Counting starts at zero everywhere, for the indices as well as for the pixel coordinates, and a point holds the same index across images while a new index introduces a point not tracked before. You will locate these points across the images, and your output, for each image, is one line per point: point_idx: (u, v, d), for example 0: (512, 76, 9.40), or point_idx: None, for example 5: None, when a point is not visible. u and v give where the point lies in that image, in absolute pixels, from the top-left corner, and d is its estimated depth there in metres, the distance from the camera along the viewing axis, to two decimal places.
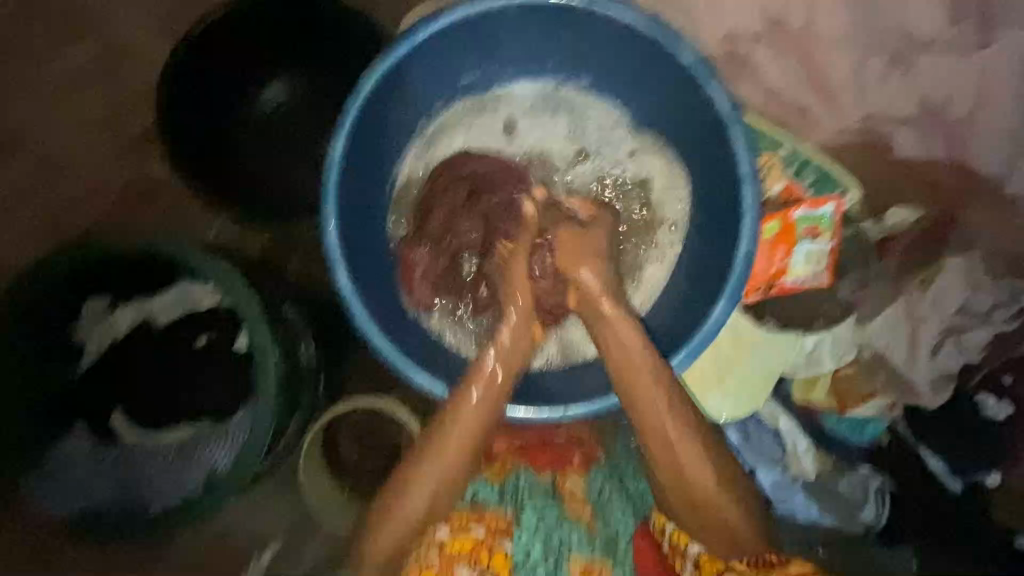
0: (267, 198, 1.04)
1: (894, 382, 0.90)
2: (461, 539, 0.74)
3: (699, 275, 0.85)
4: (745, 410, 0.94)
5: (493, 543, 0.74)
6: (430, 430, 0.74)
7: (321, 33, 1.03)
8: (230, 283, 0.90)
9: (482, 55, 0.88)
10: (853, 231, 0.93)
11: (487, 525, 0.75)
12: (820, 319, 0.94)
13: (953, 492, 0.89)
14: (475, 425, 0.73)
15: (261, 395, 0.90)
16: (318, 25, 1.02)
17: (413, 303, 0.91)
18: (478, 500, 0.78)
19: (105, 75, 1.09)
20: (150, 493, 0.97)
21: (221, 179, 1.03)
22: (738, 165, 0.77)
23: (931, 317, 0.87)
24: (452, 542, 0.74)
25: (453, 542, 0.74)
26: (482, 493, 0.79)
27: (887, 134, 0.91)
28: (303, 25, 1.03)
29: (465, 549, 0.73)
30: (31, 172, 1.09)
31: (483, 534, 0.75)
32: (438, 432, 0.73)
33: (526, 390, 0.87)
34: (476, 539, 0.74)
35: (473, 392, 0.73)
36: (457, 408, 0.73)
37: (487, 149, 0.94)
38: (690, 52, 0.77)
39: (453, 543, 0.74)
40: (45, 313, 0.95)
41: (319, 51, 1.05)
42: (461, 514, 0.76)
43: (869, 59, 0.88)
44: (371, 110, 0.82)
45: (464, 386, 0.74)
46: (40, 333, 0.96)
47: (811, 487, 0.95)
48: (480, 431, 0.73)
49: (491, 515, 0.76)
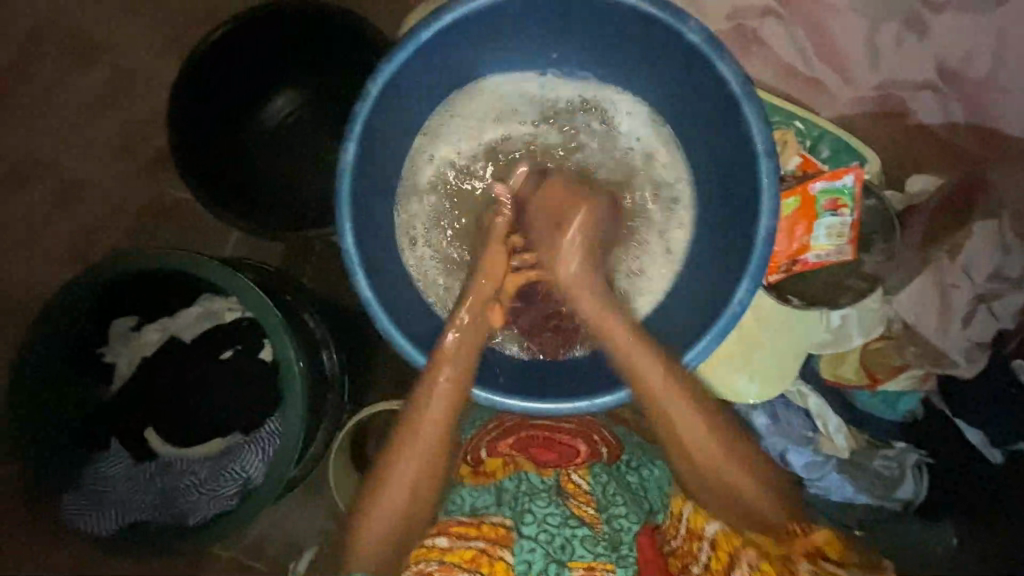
0: (291, 204, 1.06)
1: (925, 354, 0.88)
2: (462, 550, 0.71)
3: (720, 252, 0.84)
4: (774, 390, 0.93)
5: (493, 551, 0.71)
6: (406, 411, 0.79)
7: (330, 47, 1.02)
8: (250, 295, 0.87)
9: (483, 48, 0.87)
10: (875, 201, 0.91)
11: (488, 534, 0.72)
12: (847, 294, 0.92)
13: (995, 463, 0.86)
14: (436, 429, 0.78)
15: (288, 409, 0.89)
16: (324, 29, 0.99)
17: (439, 300, 0.93)
18: (478, 508, 0.75)
19: (116, 100, 1.10)
20: (187, 505, 0.99)
21: (223, 173, 1.04)
22: (754, 142, 0.76)
23: (965, 284, 0.85)
24: (453, 552, 0.71)
25: (452, 553, 0.71)
26: (480, 501, 0.76)
27: (905, 99, 0.91)
28: (319, 34, 1.00)
29: (466, 558, 0.70)
30: (49, 199, 1.10)
31: (483, 543, 0.71)
32: (414, 409, 0.78)
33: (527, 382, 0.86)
34: (477, 549, 0.71)
35: (443, 368, 0.79)
36: (430, 383, 0.79)
37: (491, 138, 0.95)
38: (696, 31, 0.75)
39: (452, 553, 0.71)
40: (85, 323, 0.96)
41: (333, 63, 1.05)
42: (460, 524, 0.73)
43: (881, 25, 0.88)
44: (381, 112, 0.82)
45: (434, 361, 0.80)
46: (80, 334, 0.96)
47: (844, 465, 0.93)
48: (453, 406, 0.79)
49: (490, 522, 0.73)
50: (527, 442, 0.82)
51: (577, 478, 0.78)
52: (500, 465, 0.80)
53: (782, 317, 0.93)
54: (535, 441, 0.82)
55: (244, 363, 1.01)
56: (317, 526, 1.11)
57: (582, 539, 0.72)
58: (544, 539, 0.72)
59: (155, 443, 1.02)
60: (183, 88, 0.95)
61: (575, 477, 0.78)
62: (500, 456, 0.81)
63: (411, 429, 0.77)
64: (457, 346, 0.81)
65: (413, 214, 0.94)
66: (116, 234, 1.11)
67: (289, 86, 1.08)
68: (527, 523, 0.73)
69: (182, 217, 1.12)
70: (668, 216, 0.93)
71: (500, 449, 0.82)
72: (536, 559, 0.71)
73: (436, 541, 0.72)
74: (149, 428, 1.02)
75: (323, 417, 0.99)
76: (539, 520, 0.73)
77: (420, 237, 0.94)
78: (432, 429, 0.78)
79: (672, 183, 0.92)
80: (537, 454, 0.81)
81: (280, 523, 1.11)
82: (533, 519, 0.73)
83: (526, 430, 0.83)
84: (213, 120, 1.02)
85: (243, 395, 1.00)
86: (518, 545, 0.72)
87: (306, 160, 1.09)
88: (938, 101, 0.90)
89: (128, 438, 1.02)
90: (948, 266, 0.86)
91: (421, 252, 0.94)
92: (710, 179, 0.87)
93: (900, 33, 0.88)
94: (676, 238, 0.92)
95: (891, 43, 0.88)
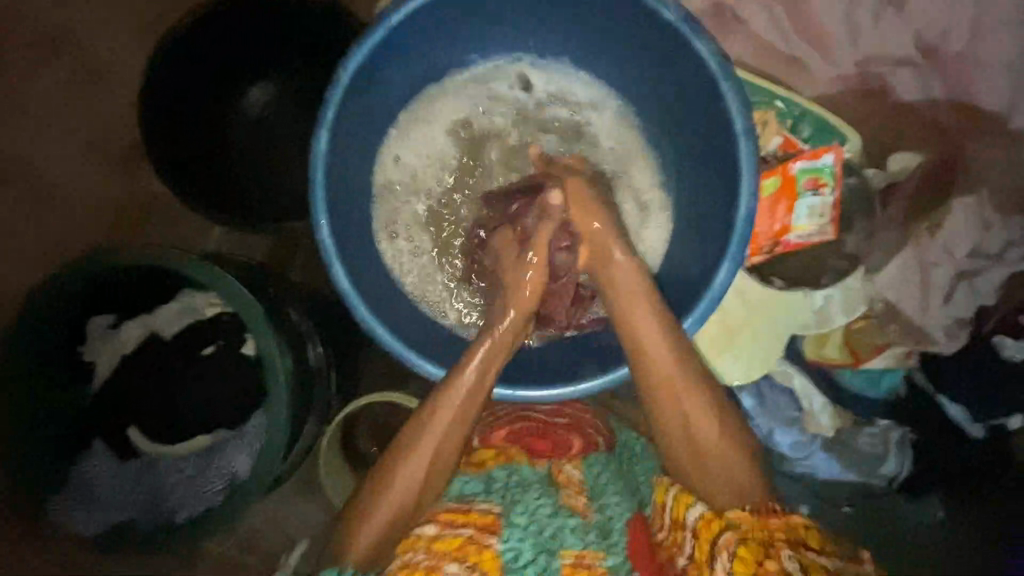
0: (271, 196, 1.04)
1: (907, 332, 0.89)
2: (449, 538, 0.67)
3: (698, 234, 0.85)
4: (758, 371, 0.94)
5: (482, 538, 0.67)
6: (424, 410, 0.75)
7: (297, 35, 1.00)
8: (228, 287, 0.86)
9: (455, 37, 0.86)
10: (857, 180, 0.90)
11: (476, 521, 0.69)
12: (828, 274, 0.93)
13: (976, 438, 0.88)
14: (457, 415, 0.74)
15: (272, 399, 0.88)
16: (287, 15, 0.97)
17: (420, 292, 0.92)
18: (466, 495, 0.73)
19: (86, 93, 1.07)
20: (174, 504, 0.98)
21: (197, 168, 1.02)
22: (732, 122, 0.75)
23: (944, 261, 0.87)
24: (440, 541, 0.67)
25: (439, 541, 0.67)
26: (468, 488, 0.74)
27: (884, 78, 0.90)
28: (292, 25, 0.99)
29: (453, 546, 0.67)
30: (23, 196, 1.08)
31: (471, 530, 0.68)
32: (433, 408, 0.74)
33: (519, 368, 0.87)
34: (465, 537, 0.67)
35: (468, 368, 0.76)
36: (454, 383, 0.75)
37: (470, 126, 0.93)
38: (672, 9, 0.74)
39: (439, 540, 0.67)
40: (64, 321, 0.94)
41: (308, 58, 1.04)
42: (448, 511, 0.71)
43: (860, 1, 0.89)
44: (354, 102, 0.80)
45: (461, 361, 0.76)
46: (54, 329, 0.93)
47: (829, 444, 0.94)
48: (474, 409, 0.75)
49: (479, 509, 0.71)
50: (521, 433, 0.83)
51: (570, 470, 0.78)
52: (490, 453, 0.80)
53: (765, 301, 0.93)
54: (530, 432, 0.83)
55: (228, 360, 1.00)
56: (309, 520, 1.10)
57: (572, 528, 0.70)
58: (534, 528, 0.69)
59: (140, 443, 1.01)
60: (162, 63, 0.93)
61: (568, 470, 0.78)
62: (492, 447, 0.81)
63: (426, 431, 0.73)
64: (484, 355, 0.76)
65: (394, 215, 0.92)
66: (93, 231, 1.08)
67: (266, 79, 1.06)
68: (517, 511, 0.70)
69: (165, 214, 1.09)
70: (646, 208, 0.92)
71: (492, 440, 0.82)
72: (526, 548, 0.67)
73: (423, 530, 0.69)
74: (133, 426, 1.02)
75: (309, 410, 0.98)
76: (530, 508, 0.70)
77: (401, 235, 0.92)
78: (449, 431, 0.73)
79: (648, 182, 0.92)
80: (530, 445, 0.81)
81: (272, 519, 1.11)
82: (524, 506, 0.71)
83: (521, 420, 0.85)
84: (187, 113, 1.01)
85: (229, 389, 1.00)
86: (507, 532, 0.68)
87: (289, 147, 1.07)
88: (916, 77, 0.89)
89: (114, 439, 1.01)
90: (929, 245, 0.87)
91: (401, 247, 0.92)
92: (687, 162, 0.87)
93: (879, 7, 0.89)
94: (657, 225, 0.91)
95: (870, 17, 0.89)
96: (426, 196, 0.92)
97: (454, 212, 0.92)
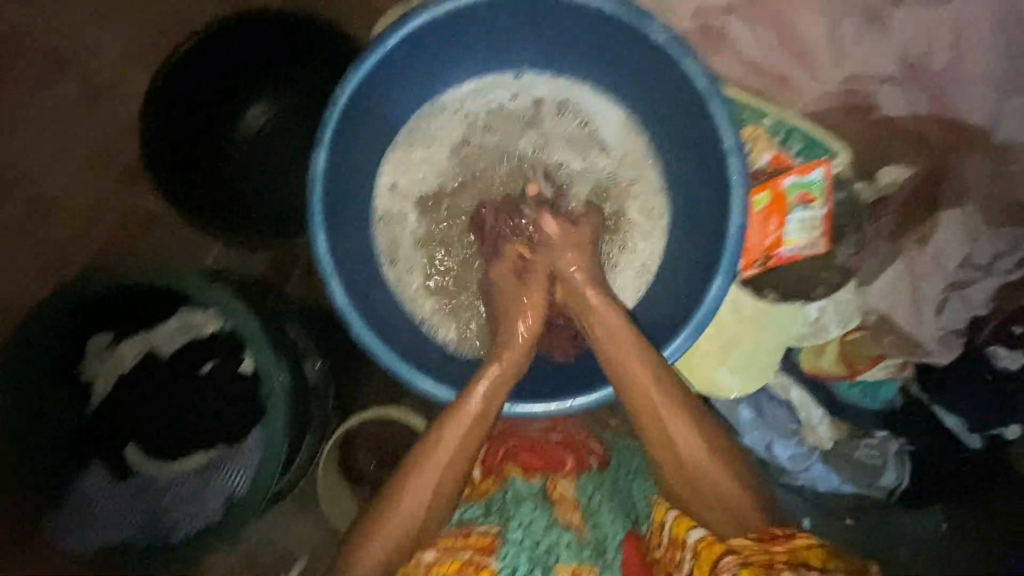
0: (273, 203, 1.05)
1: (902, 343, 0.88)
2: (449, 561, 0.69)
3: (689, 253, 0.86)
4: (755, 383, 0.94)
5: (479, 560, 0.68)
6: (437, 425, 0.76)
7: (289, 42, 1.01)
8: (234, 309, 0.88)
9: (449, 59, 0.88)
10: (846, 194, 0.92)
11: (474, 543, 0.70)
12: (821, 287, 0.93)
13: (973, 447, 0.89)
14: (466, 447, 0.75)
15: (271, 418, 0.89)
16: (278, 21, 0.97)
17: (419, 310, 0.93)
18: (465, 519, 0.74)
19: (87, 112, 1.09)
20: (173, 521, 0.98)
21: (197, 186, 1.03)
22: (721, 139, 0.76)
23: (935, 272, 0.86)
24: (439, 564, 0.68)
25: (437, 565, 0.68)
26: (468, 514, 0.75)
27: (871, 93, 0.93)
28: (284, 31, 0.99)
29: (451, 570, 0.68)
30: (23, 214, 1.09)
31: (468, 553, 0.69)
32: (446, 424, 0.75)
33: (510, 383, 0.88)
34: (463, 560, 0.68)
35: (479, 388, 0.78)
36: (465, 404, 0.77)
37: (468, 145, 0.94)
38: (661, 30, 0.76)
39: (438, 564, 0.68)
40: (71, 333, 0.96)
41: (308, 73, 1.05)
42: (447, 537, 0.72)
43: (842, 22, 0.91)
44: (352, 122, 0.82)
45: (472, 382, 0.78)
46: (64, 338, 0.95)
47: (829, 457, 0.95)
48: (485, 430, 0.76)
49: (477, 532, 0.72)
50: (517, 451, 0.83)
51: (563, 485, 0.78)
52: (490, 478, 0.80)
53: (759, 315, 0.93)
54: (526, 450, 0.83)
55: (228, 375, 0.99)
56: (308, 536, 1.10)
57: (567, 544, 0.70)
58: (530, 542, 0.70)
59: (136, 460, 1.00)
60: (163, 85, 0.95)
61: (562, 484, 0.78)
62: (492, 472, 0.81)
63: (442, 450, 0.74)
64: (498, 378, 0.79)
65: (396, 232, 0.94)
66: (92, 249, 1.10)
67: (264, 96, 1.07)
68: (512, 526, 0.71)
69: (163, 232, 1.10)
70: (650, 225, 0.92)
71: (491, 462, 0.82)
72: (520, 563, 0.68)
73: (422, 555, 0.70)
74: (131, 444, 1.00)
75: (309, 425, 0.98)
76: (525, 525, 0.71)
77: (402, 257, 0.94)
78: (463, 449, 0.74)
79: (660, 189, 0.92)
80: (526, 461, 0.81)
81: (272, 534, 1.11)
82: (519, 523, 0.71)
83: (516, 439, 0.85)
84: (189, 134, 1.02)
85: (230, 398, 0.99)
86: (504, 550, 0.69)
87: (286, 165, 1.07)
88: (905, 91, 0.92)
89: (112, 456, 1.01)
90: (920, 256, 0.87)
91: (402, 272, 0.94)
92: (682, 177, 0.88)
93: (862, 26, 0.91)
94: (655, 241, 0.92)
95: (853, 34, 0.91)
96: (429, 207, 0.93)
97: (456, 223, 0.93)
